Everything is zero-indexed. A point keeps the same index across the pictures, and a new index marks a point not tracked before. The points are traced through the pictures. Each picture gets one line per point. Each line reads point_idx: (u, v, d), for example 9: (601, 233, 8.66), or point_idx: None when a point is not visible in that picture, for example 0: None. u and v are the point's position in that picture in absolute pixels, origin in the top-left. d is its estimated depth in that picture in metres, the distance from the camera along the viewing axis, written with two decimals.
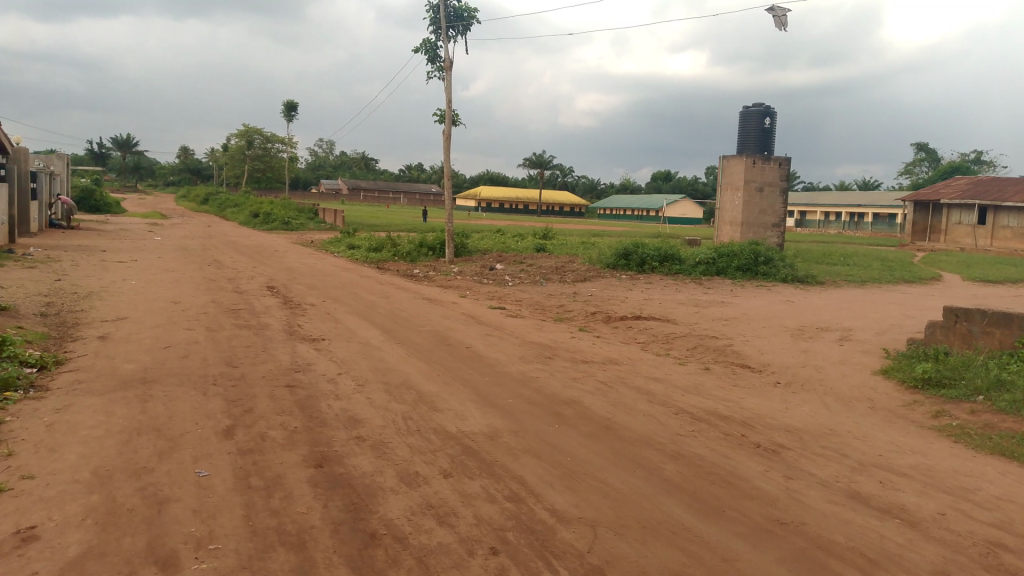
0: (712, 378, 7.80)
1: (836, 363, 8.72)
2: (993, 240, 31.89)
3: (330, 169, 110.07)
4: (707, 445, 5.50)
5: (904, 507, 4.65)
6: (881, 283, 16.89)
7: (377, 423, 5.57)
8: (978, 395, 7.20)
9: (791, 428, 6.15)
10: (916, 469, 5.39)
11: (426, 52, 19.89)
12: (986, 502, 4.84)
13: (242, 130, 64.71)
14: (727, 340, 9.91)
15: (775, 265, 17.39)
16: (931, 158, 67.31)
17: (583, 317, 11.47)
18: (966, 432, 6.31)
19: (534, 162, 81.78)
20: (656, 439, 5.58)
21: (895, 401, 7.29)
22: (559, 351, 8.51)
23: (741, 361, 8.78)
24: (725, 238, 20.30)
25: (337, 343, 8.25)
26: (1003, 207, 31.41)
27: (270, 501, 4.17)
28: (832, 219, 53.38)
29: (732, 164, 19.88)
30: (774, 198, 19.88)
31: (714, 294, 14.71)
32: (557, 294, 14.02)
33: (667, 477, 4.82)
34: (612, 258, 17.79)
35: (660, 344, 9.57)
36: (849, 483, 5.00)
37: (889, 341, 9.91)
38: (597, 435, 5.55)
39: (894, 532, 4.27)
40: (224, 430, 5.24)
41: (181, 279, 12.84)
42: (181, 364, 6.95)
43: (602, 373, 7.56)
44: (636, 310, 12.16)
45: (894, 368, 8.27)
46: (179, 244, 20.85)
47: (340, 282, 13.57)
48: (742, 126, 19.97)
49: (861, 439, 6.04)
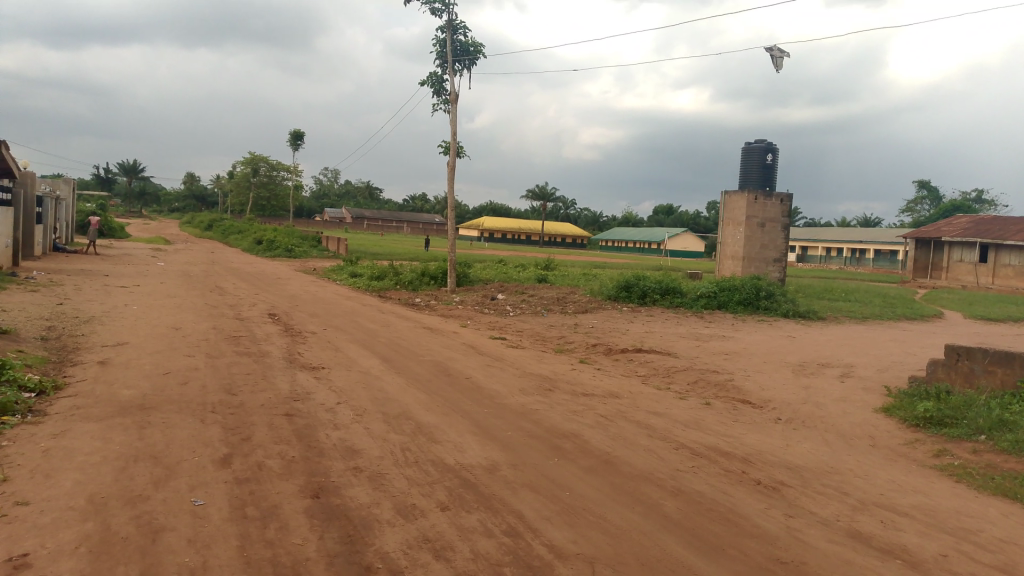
0: (712, 413, 7.77)
1: (837, 400, 8.67)
2: (995, 278, 31.90)
3: (333, 197, 110.59)
4: (707, 482, 5.46)
5: (906, 548, 4.60)
6: (883, 320, 16.86)
7: (375, 454, 5.54)
8: (981, 435, 7.15)
9: (791, 465, 6.10)
10: (918, 509, 5.34)
11: (432, 85, 20.12)
12: (989, 544, 4.79)
13: (248, 157, 65.20)
14: (728, 374, 9.88)
15: (776, 300, 17.40)
16: (933, 196, 67.57)
17: (584, 349, 11.45)
18: (968, 472, 6.26)
19: (537, 194, 82.20)
20: (656, 474, 5.54)
21: (897, 440, 7.25)
22: (559, 384, 8.49)
23: (742, 396, 8.74)
24: (727, 272, 20.30)
25: (337, 371, 8.24)
26: (1004, 245, 31.47)
27: (265, 532, 4.13)
28: (833, 255, 53.60)
29: (735, 199, 20.01)
30: (776, 233, 19.93)
31: (715, 328, 14.68)
32: (557, 326, 14.01)
33: (666, 514, 4.78)
34: (613, 290, 17.80)
35: (661, 378, 9.54)
36: (850, 523, 4.95)
37: (891, 378, 9.88)
38: (596, 470, 5.52)
39: (895, 573, 4.23)
40: (222, 459, 5.22)
41: (183, 305, 12.85)
42: (180, 391, 6.93)
43: (602, 406, 7.53)
44: (637, 343, 12.16)
45: (895, 406, 8.23)
46: (182, 270, 20.91)
47: (342, 310, 13.58)
48: (745, 162, 20.15)
49: (863, 477, 5.99)
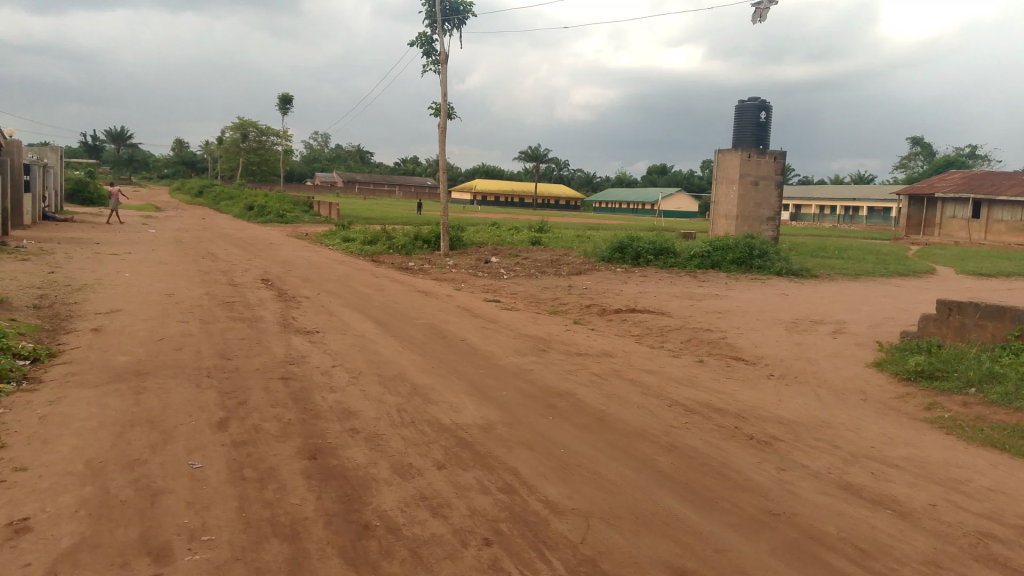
0: (705, 370, 7.83)
1: (829, 356, 8.73)
2: (987, 234, 31.96)
3: (324, 161, 109.72)
4: (700, 437, 5.52)
5: (896, 498, 4.68)
6: (875, 277, 16.90)
7: (371, 415, 5.58)
8: (971, 387, 7.23)
9: (784, 420, 6.17)
10: (908, 461, 5.41)
11: (422, 45, 19.85)
12: (977, 493, 4.87)
13: (236, 122, 64.57)
14: (721, 332, 9.93)
15: (769, 258, 17.42)
16: (926, 153, 67.31)
17: (578, 310, 11.47)
18: (958, 424, 6.35)
19: (530, 155, 81.65)
20: (649, 431, 5.59)
21: (888, 394, 7.33)
22: (553, 344, 8.52)
23: (735, 354, 8.80)
24: (720, 232, 20.27)
25: (332, 335, 8.25)
26: (997, 201, 31.45)
27: (263, 492, 4.17)
28: (826, 213, 53.63)
29: (728, 158, 19.92)
30: (769, 192, 19.87)
31: (708, 287, 14.71)
32: (551, 288, 14.02)
33: (660, 469, 4.84)
34: (606, 252, 17.77)
35: (654, 337, 9.57)
36: (841, 475, 5.02)
37: (883, 333, 9.95)
38: (591, 427, 5.56)
39: (885, 522, 4.30)
40: (218, 422, 5.24)
41: (175, 272, 12.78)
42: (175, 356, 6.94)
43: (596, 365, 7.57)
44: (630, 303, 12.19)
45: (887, 361, 8.31)
46: (173, 237, 20.79)
47: (336, 275, 13.56)
48: (738, 120, 20.02)
49: (855, 431, 6.06)
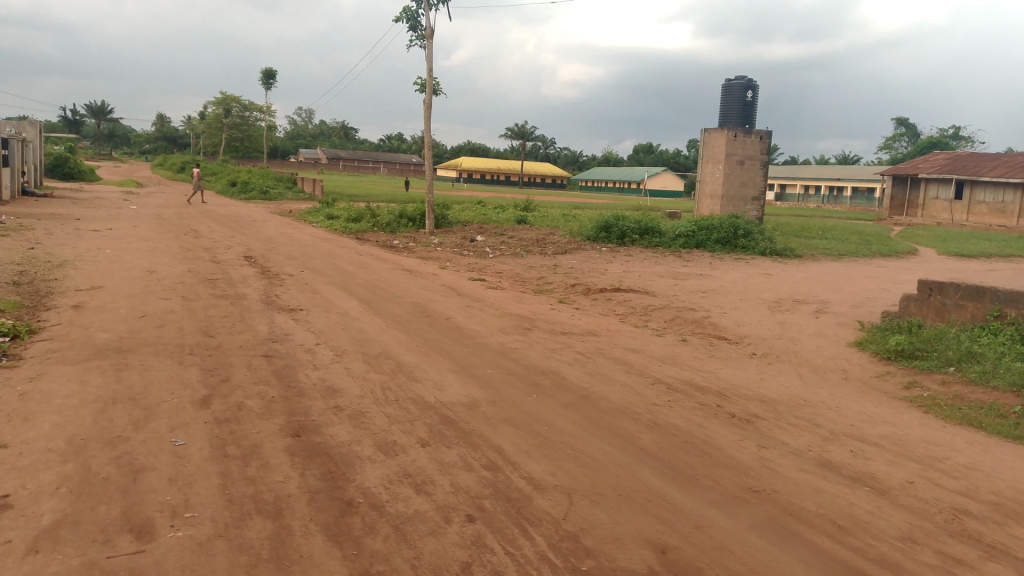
0: (688, 349, 7.88)
1: (811, 335, 8.80)
2: (969, 215, 32.22)
3: (309, 138, 108.90)
4: (683, 416, 5.55)
5: (873, 475, 4.75)
6: (858, 257, 17.03)
7: (355, 393, 5.57)
8: (951, 366, 7.32)
9: (765, 398, 6.22)
10: (886, 439, 5.49)
11: (407, 20, 19.65)
12: (954, 470, 4.96)
13: (219, 97, 63.77)
14: (705, 312, 9.98)
15: (753, 238, 17.48)
16: (911, 133, 67.61)
17: (563, 289, 11.48)
18: (936, 402, 6.44)
19: (516, 133, 81.17)
20: (632, 408, 5.63)
21: (868, 372, 7.41)
22: (538, 322, 8.54)
23: (718, 333, 8.84)
24: (705, 211, 20.29)
25: (315, 313, 8.21)
26: (980, 182, 31.68)
27: (247, 470, 4.17)
28: (811, 193, 53.84)
29: (714, 137, 19.90)
30: (755, 171, 19.90)
31: (692, 266, 14.74)
32: (537, 266, 14.02)
33: (643, 447, 4.87)
34: (592, 231, 17.77)
35: (639, 316, 9.62)
36: (820, 452, 5.08)
37: (863, 313, 10.05)
38: (574, 405, 5.59)
39: (862, 499, 4.36)
40: (201, 400, 5.22)
41: (157, 248, 12.65)
42: (157, 333, 6.89)
43: (580, 344, 7.59)
44: (616, 282, 12.20)
45: (868, 340, 8.39)
46: (155, 212, 20.56)
47: (319, 252, 13.46)
48: (724, 99, 20.00)
49: (835, 409, 6.13)
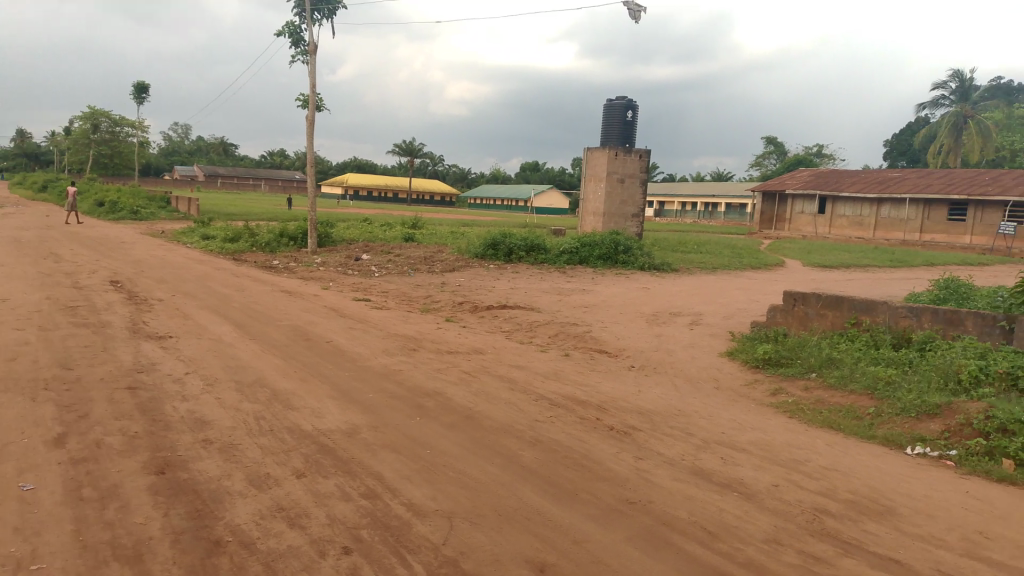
0: (570, 364, 8.02)
1: (686, 347, 9.15)
2: (831, 228, 34.51)
3: (185, 155, 104.36)
4: (563, 431, 5.64)
5: (742, 481, 4.96)
6: (731, 270, 17.88)
7: (227, 424, 5.34)
8: (812, 372, 7.81)
9: (643, 410, 6.40)
10: (754, 444, 5.76)
11: (290, 34, 19.22)
12: (815, 471, 5.25)
13: (86, 112, 60.19)
14: (587, 326, 10.20)
15: (634, 253, 18.04)
16: (779, 152, 71.80)
17: (449, 307, 11.47)
18: (799, 407, 6.83)
19: (403, 150, 80.72)
20: (515, 426, 5.66)
21: (738, 380, 7.77)
22: (422, 342, 8.48)
23: (600, 347, 9.05)
24: (589, 228, 20.80)
25: (186, 340, 7.82)
26: (840, 197, 34.01)
27: (105, 513, 3.91)
28: (688, 209, 56.22)
29: (596, 156, 20.43)
30: (636, 189, 20.58)
31: (576, 282, 15.05)
32: (423, 285, 13.94)
33: (523, 464, 4.91)
34: (479, 248, 17.87)
35: (523, 332, 9.71)
36: (693, 460, 5.27)
37: (735, 324, 10.54)
38: (457, 426, 5.57)
39: (732, 505, 4.55)
40: (54, 439, 4.86)
41: (10, 274, 11.73)
42: (6, 368, 6.37)
43: (464, 363, 7.58)
44: (501, 299, 12.29)
45: (738, 349, 8.81)
46: (10, 235, 19.10)
47: (193, 275, 12.87)
48: (606, 119, 20.60)
49: (708, 418, 6.38)
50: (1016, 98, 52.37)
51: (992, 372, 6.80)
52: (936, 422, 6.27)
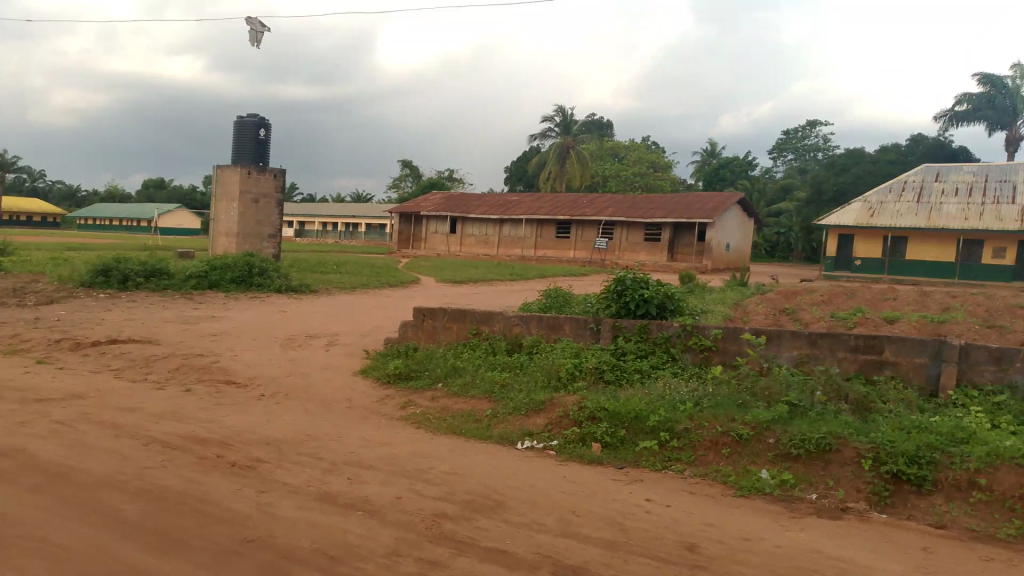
0: (191, 399, 7.43)
1: (320, 369, 9.07)
2: (462, 246, 36.98)
3: None
4: (178, 474, 5.18)
5: (367, 499, 5.02)
6: (368, 289, 18.21)
7: None
8: (439, 382, 8.26)
9: (269, 440, 6.17)
10: (381, 460, 5.88)
11: None
12: (435, 478, 5.53)
13: None
14: (214, 356, 9.58)
15: (269, 276, 17.46)
16: (414, 174, 75.15)
17: (45, 347, 9.92)
18: (425, 416, 7.21)
19: None
20: (118, 477, 5.06)
21: (370, 398, 7.93)
22: (4, 392, 7.20)
23: (227, 378, 8.55)
24: (221, 250, 19.66)
25: None
26: (469, 218, 36.62)
27: None
28: (329, 230, 56.16)
29: (226, 175, 19.43)
30: (271, 210, 20.01)
31: (205, 309, 14.09)
32: (11, 322, 11.89)
33: (126, 519, 4.40)
34: (88, 276, 15.85)
35: (138, 369, 8.78)
36: (319, 485, 5.20)
37: (369, 342, 10.73)
38: (42, 487, 4.81)
39: (355, 524, 4.58)
40: None
41: None
42: None
43: (59, 411, 6.60)
44: (114, 333, 10.99)
45: (371, 366, 8.98)
46: None
47: None
48: (237, 137, 19.68)
49: (337, 439, 6.37)
50: (605, 131, 61.31)
51: (584, 368, 7.85)
52: (541, 417, 7.04)
